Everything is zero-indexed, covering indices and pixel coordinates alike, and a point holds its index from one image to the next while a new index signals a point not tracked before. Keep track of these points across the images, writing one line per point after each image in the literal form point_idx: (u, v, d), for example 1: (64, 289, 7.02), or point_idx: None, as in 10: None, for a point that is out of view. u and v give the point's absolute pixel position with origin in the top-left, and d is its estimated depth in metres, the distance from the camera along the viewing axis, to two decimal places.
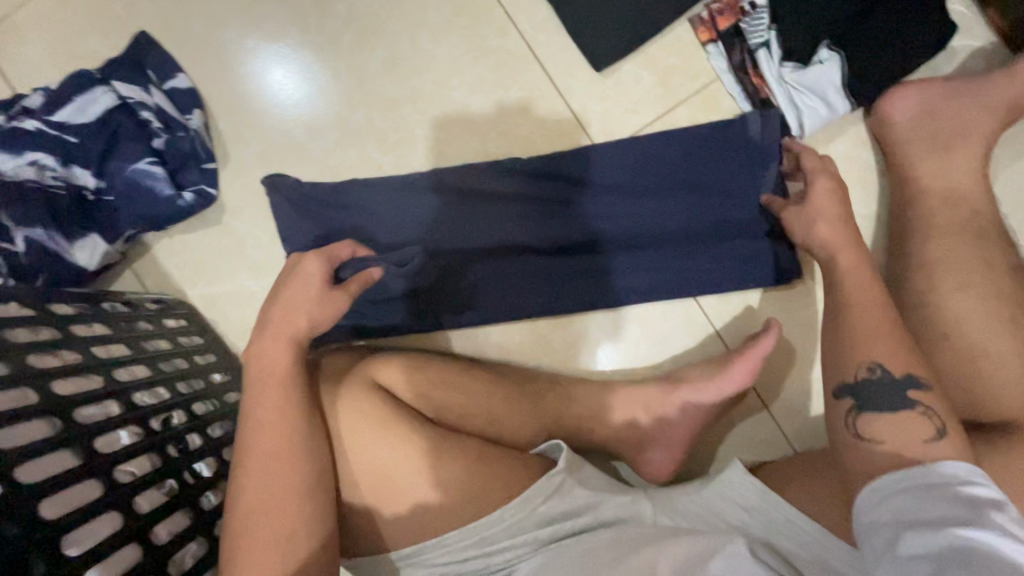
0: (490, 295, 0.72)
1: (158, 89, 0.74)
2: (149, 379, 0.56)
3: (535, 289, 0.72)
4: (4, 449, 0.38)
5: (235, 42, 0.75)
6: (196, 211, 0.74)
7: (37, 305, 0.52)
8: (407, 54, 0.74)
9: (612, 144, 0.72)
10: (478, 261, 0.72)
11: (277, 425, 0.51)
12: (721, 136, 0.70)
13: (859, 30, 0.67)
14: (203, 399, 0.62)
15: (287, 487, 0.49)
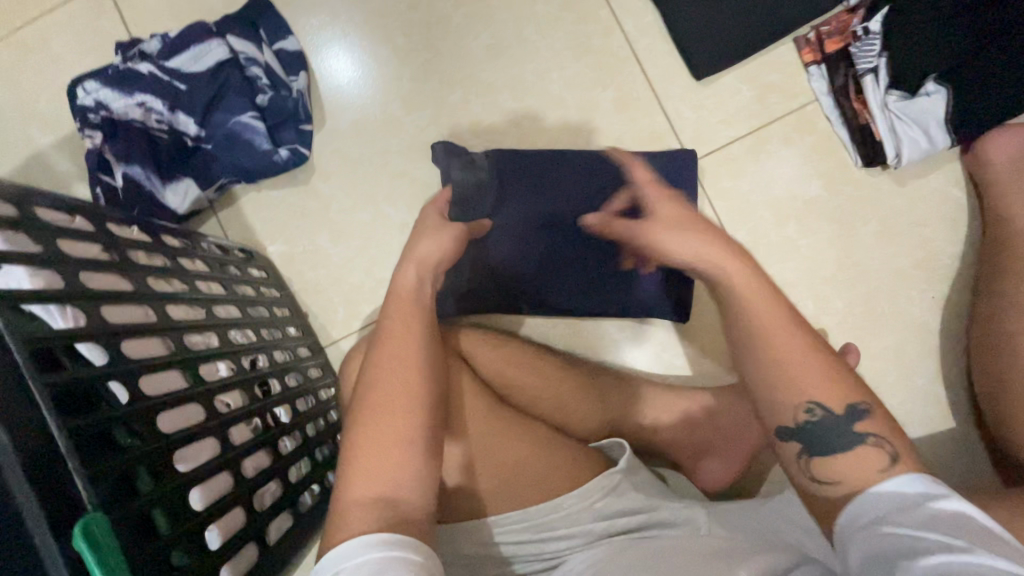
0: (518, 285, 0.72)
1: (269, 48, 0.76)
2: (240, 320, 0.58)
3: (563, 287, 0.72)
4: (133, 358, 0.40)
5: (346, 12, 0.78)
6: (288, 169, 0.76)
7: (151, 233, 0.54)
8: (511, 44, 0.76)
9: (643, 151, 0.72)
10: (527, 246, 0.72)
11: (395, 365, 0.48)
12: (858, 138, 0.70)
13: (971, 68, 0.66)
14: (281, 348, 0.64)
15: (398, 445, 0.45)
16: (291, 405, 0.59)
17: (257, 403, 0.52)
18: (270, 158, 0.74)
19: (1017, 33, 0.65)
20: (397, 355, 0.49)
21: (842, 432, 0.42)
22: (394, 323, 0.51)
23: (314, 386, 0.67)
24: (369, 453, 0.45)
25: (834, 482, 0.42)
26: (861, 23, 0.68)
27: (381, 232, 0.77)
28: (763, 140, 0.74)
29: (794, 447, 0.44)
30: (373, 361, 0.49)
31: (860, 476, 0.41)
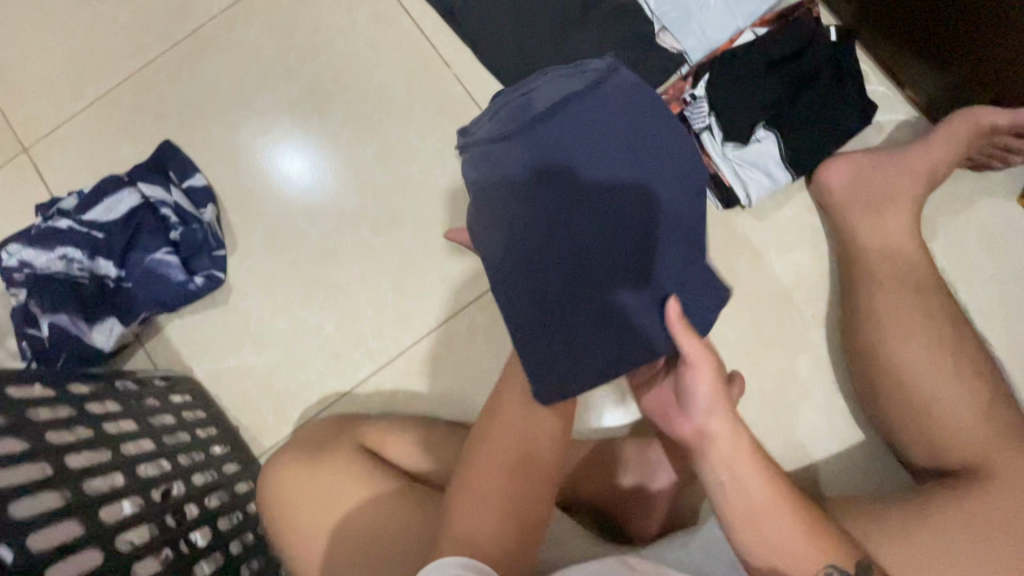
0: (528, 325, 0.55)
1: (177, 187, 0.84)
2: (153, 452, 0.61)
3: (591, 324, 0.54)
4: (23, 518, 0.43)
5: (247, 144, 0.86)
6: (205, 293, 0.81)
7: (55, 384, 0.58)
8: (396, 149, 0.84)
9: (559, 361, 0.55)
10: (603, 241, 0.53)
11: (510, 460, 0.52)
12: (591, 135, 0.55)
13: (790, 112, 0.75)
14: (203, 471, 0.66)
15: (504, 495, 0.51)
16: (209, 527, 0.61)
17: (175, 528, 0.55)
18: (186, 288, 0.80)
19: (824, 79, 0.75)
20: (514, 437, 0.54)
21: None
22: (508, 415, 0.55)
23: (240, 500, 0.69)
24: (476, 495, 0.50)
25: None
26: (690, 90, 0.78)
27: (300, 336, 0.82)
28: None
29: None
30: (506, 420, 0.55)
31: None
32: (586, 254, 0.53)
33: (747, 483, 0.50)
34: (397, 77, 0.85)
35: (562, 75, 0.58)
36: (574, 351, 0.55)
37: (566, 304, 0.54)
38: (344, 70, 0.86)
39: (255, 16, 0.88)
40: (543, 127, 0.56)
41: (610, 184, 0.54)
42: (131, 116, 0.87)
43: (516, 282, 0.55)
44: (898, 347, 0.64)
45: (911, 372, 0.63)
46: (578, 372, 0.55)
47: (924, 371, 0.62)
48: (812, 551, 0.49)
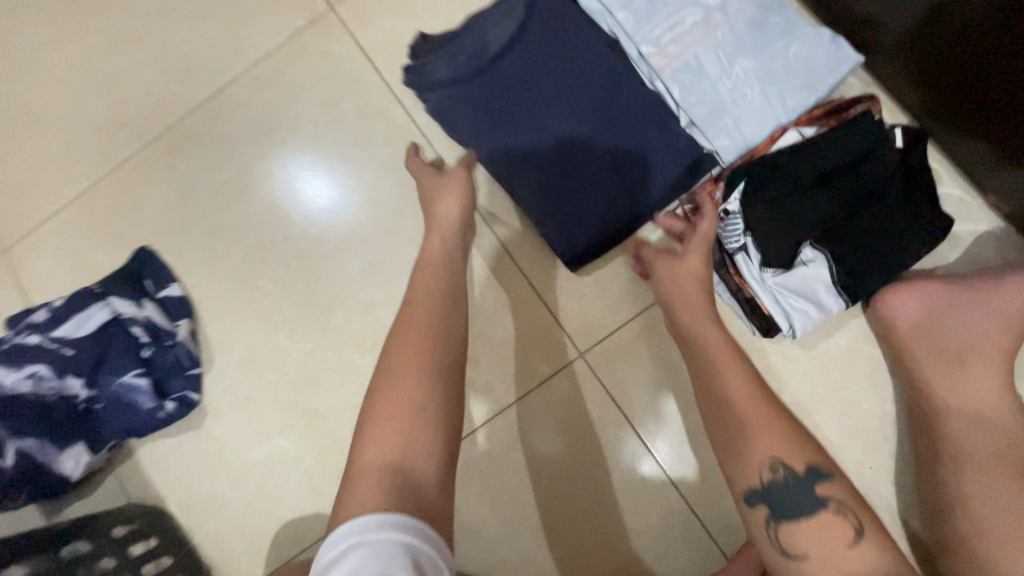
0: (566, 188, 0.70)
1: (151, 299, 0.77)
2: None
3: (534, 73, 0.71)
4: None
5: (226, 250, 0.79)
6: (177, 419, 0.75)
7: None
8: (387, 259, 0.76)
9: (591, 183, 0.70)
10: (592, 137, 0.70)
11: (417, 386, 0.49)
12: (528, 38, 0.72)
13: (843, 231, 0.63)
14: None
15: (407, 411, 0.48)
16: None
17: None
18: (156, 415, 0.74)
19: (888, 193, 0.62)
20: (422, 307, 0.55)
21: (804, 491, 0.47)
22: (419, 330, 0.53)
23: None
24: (382, 410, 0.48)
25: (801, 554, 0.46)
26: (723, 200, 0.66)
27: (276, 469, 0.74)
28: (651, 324, 0.73)
29: (762, 510, 0.48)
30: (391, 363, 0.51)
31: (827, 553, 0.44)
32: (583, 152, 0.70)
33: (726, 376, 0.52)
34: (389, 178, 0.78)
35: (496, 13, 0.73)
36: (551, 158, 0.70)
37: (554, 95, 0.71)
38: (332, 170, 0.79)
39: (238, 108, 0.81)
40: (496, 66, 0.72)
41: (549, 59, 0.71)
42: (109, 218, 0.82)
43: (496, 134, 0.72)
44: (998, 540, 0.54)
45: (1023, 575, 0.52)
46: (619, 206, 0.69)
47: None
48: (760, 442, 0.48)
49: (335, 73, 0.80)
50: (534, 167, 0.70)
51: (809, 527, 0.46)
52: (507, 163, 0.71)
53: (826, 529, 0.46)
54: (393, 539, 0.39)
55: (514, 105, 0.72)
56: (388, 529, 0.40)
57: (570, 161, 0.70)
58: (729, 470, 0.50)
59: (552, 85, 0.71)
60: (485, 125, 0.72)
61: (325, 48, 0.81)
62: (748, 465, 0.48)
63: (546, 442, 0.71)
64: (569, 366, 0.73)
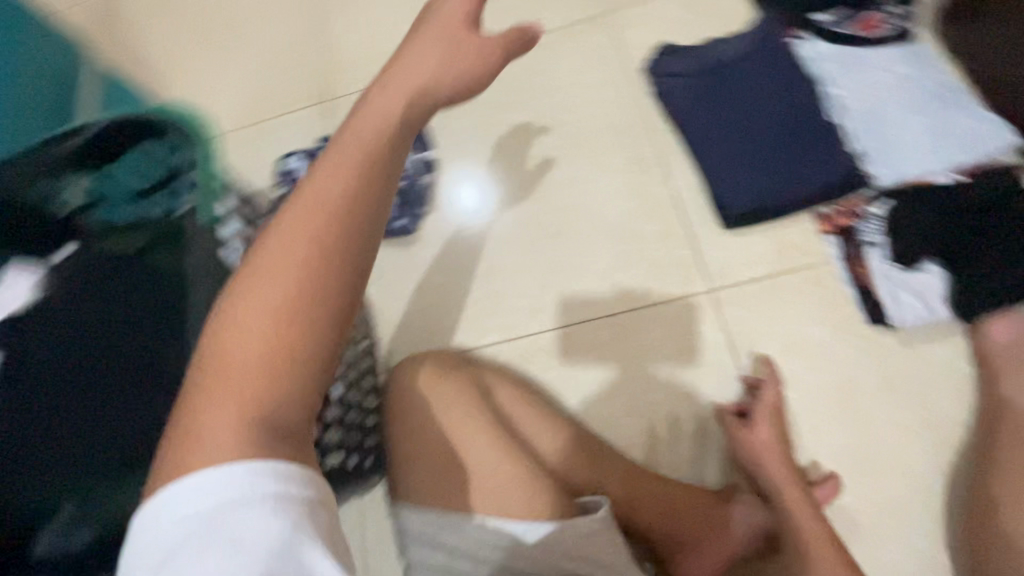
0: (746, 166, 0.91)
1: (413, 153, 1.07)
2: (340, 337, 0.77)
3: (748, 83, 0.95)
4: None
5: (473, 139, 1.07)
6: (400, 234, 1.02)
7: None
8: (585, 179, 1.00)
9: (767, 166, 0.90)
10: (777, 135, 0.91)
11: (296, 275, 0.38)
12: (749, 58, 0.97)
13: (968, 255, 0.76)
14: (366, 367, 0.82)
15: (296, 280, 0.38)
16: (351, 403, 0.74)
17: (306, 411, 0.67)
18: (391, 225, 1.02)
19: (1014, 233, 0.75)
20: (340, 164, 0.41)
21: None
22: (319, 213, 0.39)
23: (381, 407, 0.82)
24: (234, 331, 0.37)
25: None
26: (866, 207, 0.85)
27: (451, 294, 0.98)
28: (778, 285, 0.86)
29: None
30: (251, 283, 0.38)
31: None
32: (767, 144, 0.91)
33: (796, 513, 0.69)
34: (606, 126, 1.03)
35: (737, 37, 0.99)
36: (738, 142, 0.93)
37: (756, 100, 0.94)
38: (567, 112, 1.05)
39: None
40: (719, 72, 0.98)
41: (760, 74, 0.95)
42: (404, 98, 1.15)
43: (703, 116, 0.96)
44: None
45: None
46: (785, 187, 0.89)
47: None
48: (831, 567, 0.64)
49: (594, 49, 1.09)
50: (723, 148, 0.93)
51: None
52: (705, 140, 0.95)
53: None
54: (281, 488, 0.35)
55: (723, 101, 0.96)
56: (266, 478, 0.34)
57: (755, 148, 0.92)
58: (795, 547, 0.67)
59: (757, 93, 0.94)
60: (696, 108, 0.97)
61: (593, 35, 1.10)
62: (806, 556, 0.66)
63: (660, 345, 0.87)
64: (699, 296, 0.88)
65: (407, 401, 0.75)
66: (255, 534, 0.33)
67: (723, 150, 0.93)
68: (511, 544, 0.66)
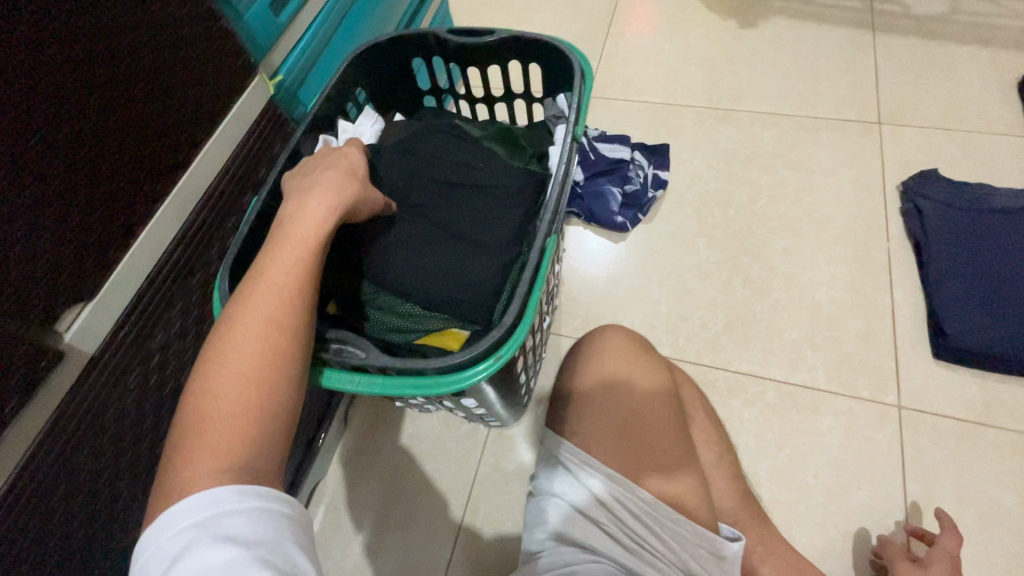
0: (980, 308, 0.91)
1: (651, 168, 1.15)
2: (550, 298, 0.85)
3: (1007, 237, 0.97)
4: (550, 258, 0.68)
5: (708, 178, 1.15)
6: (613, 229, 1.09)
7: None
8: (804, 255, 1.03)
9: (1001, 318, 0.90)
10: (1023, 297, 0.91)
11: (276, 299, 0.44)
12: (1015, 218, 0.98)
13: None
14: (546, 333, 0.90)
15: (250, 374, 0.41)
16: (532, 356, 0.82)
17: (532, 337, 0.76)
18: (612, 217, 1.08)
19: None
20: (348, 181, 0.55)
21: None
22: (298, 245, 0.47)
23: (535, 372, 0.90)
24: (197, 435, 0.39)
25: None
26: None
27: (640, 297, 1.04)
28: (969, 433, 0.85)
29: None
30: (203, 389, 0.40)
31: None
32: (1008, 300, 0.91)
33: None
34: (842, 218, 1.06)
35: (1011, 193, 1.01)
36: (979, 283, 0.93)
37: (1009, 256, 0.95)
38: (807, 191, 1.10)
39: (776, 126, 1.20)
40: (976, 216, 1.00)
41: (1021, 236, 0.96)
42: (656, 120, 1.26)
43: (951, 244, 0.97)
44: None
45: None
46: (1016, 344, 0.87)
47: None
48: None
49: (853, 149, 1.13)
50: (961, 285, 0.94)
51: None
52: (944, 267, 0.96)
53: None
54: (266, 507, 0.37)
55: (973, 243, 0.97)
56: (257, 501, 0.36)
57: (994, 297, 0.92)
58: None
59: (1011, 251, 0.96)
60: (944, 236, 0.98)
61: (856, 136, 1.15)
62: None
63: (825, 430, 0.87)
64: (883, 405, 0.88)
65: (601, 357, 0.81)
66: (245, 539, 0.35)
67: (959, 285, 0.94)
68: (654, 518, 0.68)
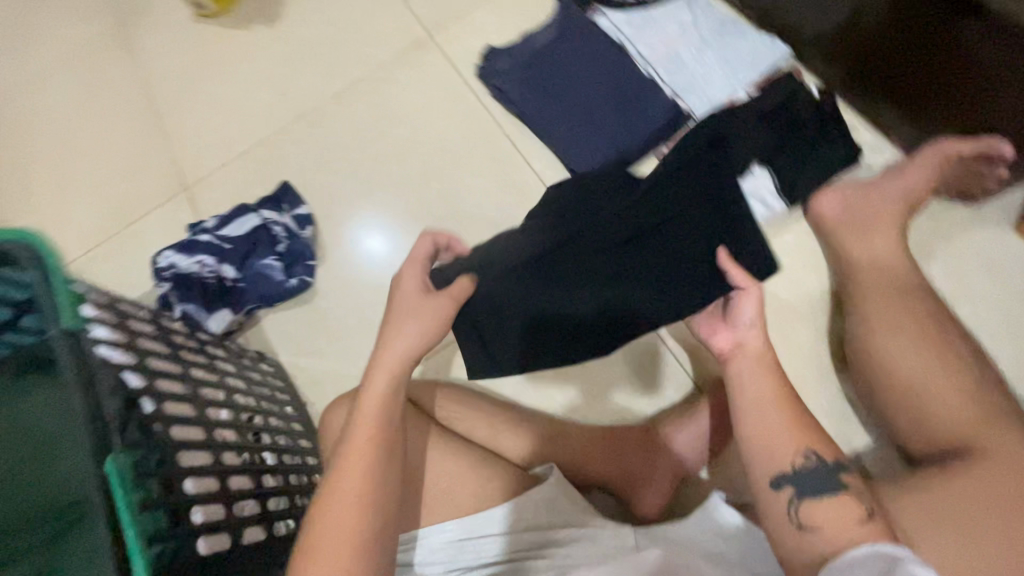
0: (579, 137, 1.00)
1: (288, 213, 1.09)
2: (252, 411, 0.75)
3: (562, 64, 1.04)
4: (179, 438, 0.57)
5: (341, 185, 1.12)
6: (298, 292, 1.03)
7: (195, 354, 0.72)
8: (456, 190, 1.07)
9: (596, 132, 0.99)
10: (598, 102, 1.01)
11: (366, 459, 0.59)
12: (556, 45, 1.05)
13: (783, 154, 0.88)
14: (283, 436, 0.80)
15: (352, 527, 0.56)
16: (283, 478, 0.73)
17: (252, 482, 0.66)
18: (285, 286, 1.02)
19: (808, 128, 0.88)
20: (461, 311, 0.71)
21: (823, 479, 0.56)
22: (363, 439, 0.60)
23: (310, 469, 0.82)
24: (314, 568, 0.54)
25: (815, 527, 0.55)
26: None
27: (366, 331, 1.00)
28: None
29: (787, 496, 0.57)
30: (311, 537, 0.55)
31: (840, 527, 0.54)
32: (593, 112, 1.00)
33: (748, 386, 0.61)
34: (462, 136, 1.10)
35: (543, 26, 1.08)
36: (573, 115, 1.02)
37: (571, 78, 1.03)
38: (421, 133, 1.12)
39: (361, 96, 1.18)
40: (532, 65, 1.05)
41: (568, 58, 1.04)
42: (264, 163, 1.17)
43: (534, 101, 1.04)
44: (901, 325, 0.71)
45: (912, 329, 0.71)
46: (617, 143, 0.98)
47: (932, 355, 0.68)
48: (790, 443, 0.58)
49: (428, 72, 1.16)
50: (560, 124, 1.02)
51: (827, 505, 0.55)
52: (540, 123, 1.03)
53: (838, 502, 0.55)
54: None
55: (544, 87, 1.04)
56: None
57: (584, 118, 1.01)
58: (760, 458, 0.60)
59: (572, 71, 1.03)
60: (520, 98, 1.05)
61: (423, 58, 1.18)
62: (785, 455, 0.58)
63: None
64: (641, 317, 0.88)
65: None
66: None
67: (558, 126, 1.02)
68: (516, 517, 0.68)
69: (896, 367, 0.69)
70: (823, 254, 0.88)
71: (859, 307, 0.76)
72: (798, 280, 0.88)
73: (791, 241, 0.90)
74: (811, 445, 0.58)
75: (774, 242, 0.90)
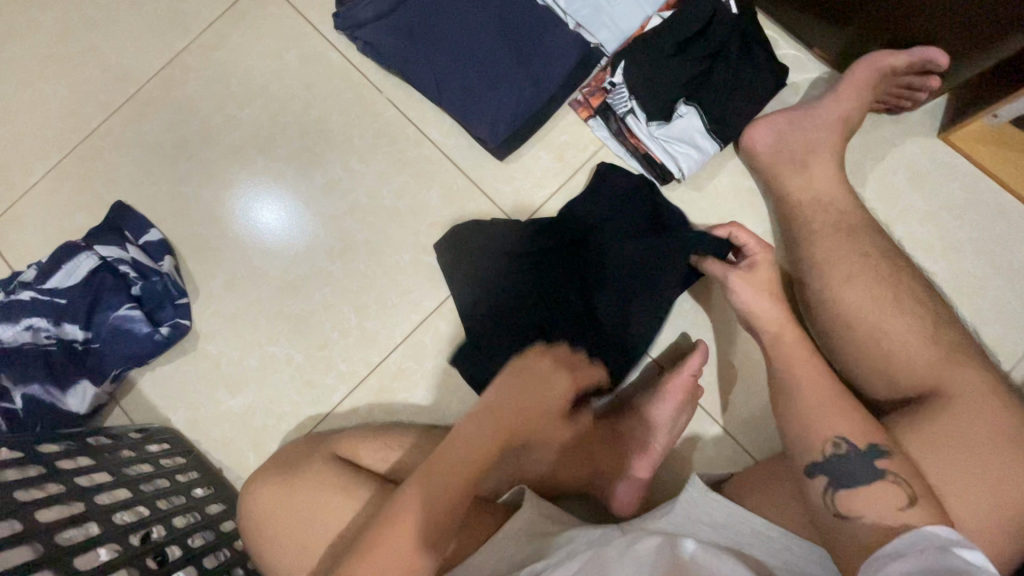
0: (478, 94, 0.83)
1: (134, 244, 0.86)
2: (149, 521, 0.60)
3: (439, 2, 0.84)
4: None
5: (195, 194, 0.89)
6: (173, 341, 0.83)
7: (44, 482, 0.55)
8: (342, 178, 0.88)
9: (499, 84, 0.83)
10: (492, 46, 0.83)
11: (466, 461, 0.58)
12: None
13: (705, 88, 0.79)
14: (201, 531, 0.66)
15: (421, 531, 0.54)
16: None
17: None
18: (153, 338, 0.82)
19: (731, 53, 0.79)
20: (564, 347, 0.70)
21: (859, 468, 0.55)
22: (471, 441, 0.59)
23: (243, 557, 0.69)
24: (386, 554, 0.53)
25: (856, 515, 0.54)
26: (609, 78, 0.82)
27: (273, 370, 0.84)
28: (574, 192, 0.85)
29: (821, 481, 0.56)
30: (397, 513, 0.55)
31: (881, 514, 0.52)
32: (489, 59, 0.83)
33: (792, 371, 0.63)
34: (334, 110, 0.89)
35: None
36: (467, 65, 0.84)
37: (454, 20, 0.84)
38: (282, 113, 0.90)
39: (191, 73, 0.92)
40: (402, 7, 0.84)
41: None
42: (84, 182, 0.91)
43: (413, 54, 0.84)
44: (854, 269, 0.67)
45: (863, 270, 0.67)
46: (525, 96, 0.82)
47: (885, 299, 0.65)
48: (819, 429, 0.58)
49: (273, 30, 0.92)
50: (453, 80, 0.84)
51: (860, 492, 0.54)
52: (428, 83, 0.84)
53: (880, 488, 0.53)
54: None
55: (424, 35, 0.84)
56: None
57: (480, 69, 0.83)
58: (802, 440, 0.59)
59: (452, 12, 0.84)
60: (397, 53, 0.85)
61: (262, 11, 0.92)
62: (813, 442, 0.57)
63: None
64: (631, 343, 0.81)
65: (270, 526, 0.63)
66: None
67: (450, 82, 0.84)
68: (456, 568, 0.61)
69: (856, 315, 0.66)
70: (759, 193, 0.81)
71: (808, 253, 0.71)
72: (740, 225, 0.81)
73: (727, 181, 0.82)
74: (840, 430, 0.57)
75: (709, 188, 0.82)
